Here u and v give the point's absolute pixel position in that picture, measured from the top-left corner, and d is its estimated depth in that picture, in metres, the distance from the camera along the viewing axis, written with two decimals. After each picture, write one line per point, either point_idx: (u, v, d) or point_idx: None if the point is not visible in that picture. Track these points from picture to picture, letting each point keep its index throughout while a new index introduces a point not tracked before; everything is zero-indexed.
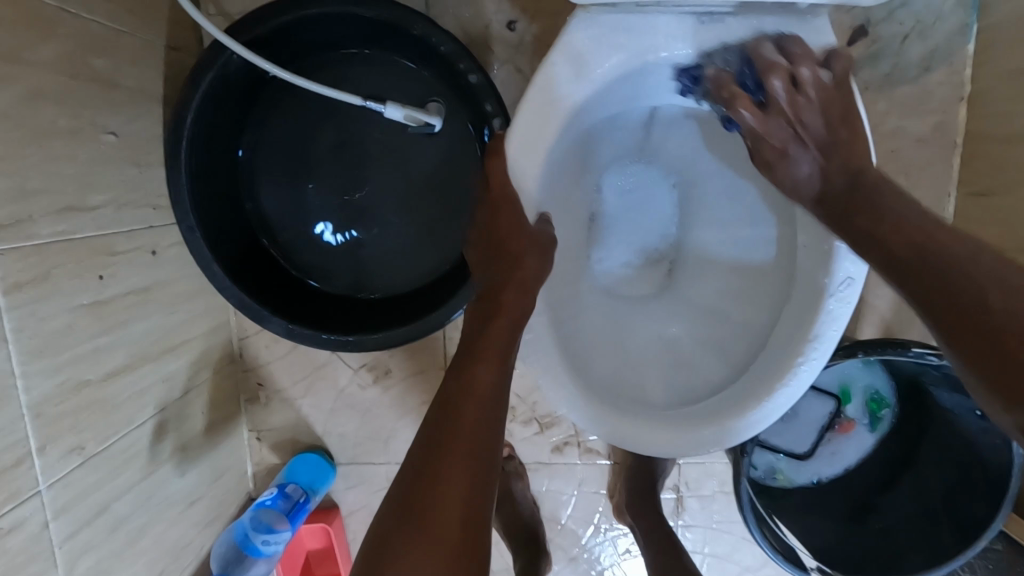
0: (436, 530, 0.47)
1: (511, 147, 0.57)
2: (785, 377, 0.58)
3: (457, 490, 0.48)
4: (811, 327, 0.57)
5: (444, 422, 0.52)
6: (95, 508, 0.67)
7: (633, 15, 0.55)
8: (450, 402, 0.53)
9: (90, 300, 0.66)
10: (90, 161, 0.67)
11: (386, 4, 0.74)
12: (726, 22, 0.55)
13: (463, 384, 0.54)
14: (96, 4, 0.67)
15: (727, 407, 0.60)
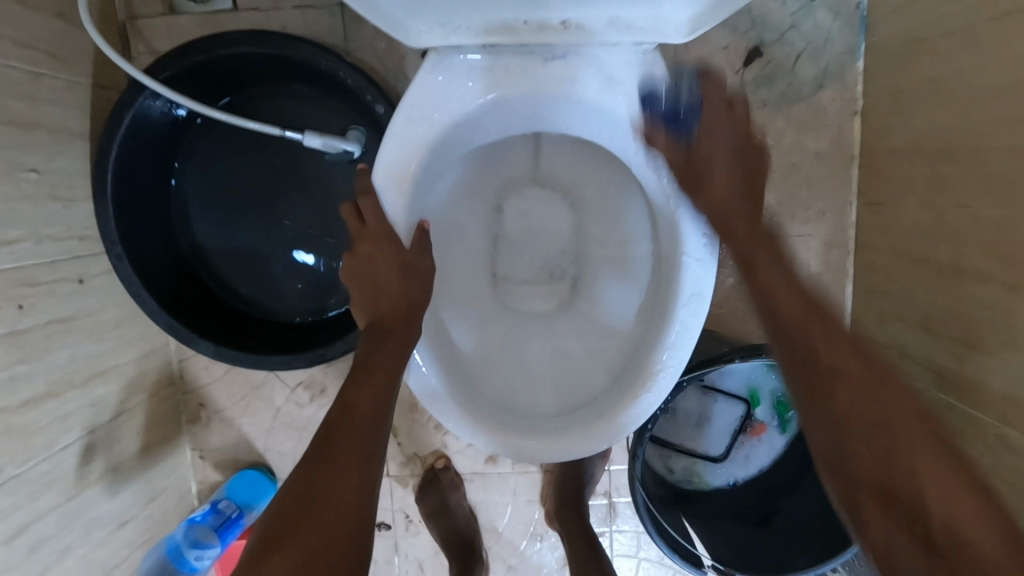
0: (325, 518, 0.47)
1: (379, 178, 0.61)
2: (651, 382, 0.62)
3: (347, 483, 0.50)
4: (666, 335, 0.62)
5: (335, 424, 0.54)
6: (14, 529, 0.70)
7: (482, 54, 0.59)
8: (344, 405, 0.55)
9: (7, 330, 0.70)
10: (8, 198, 0.71)
11: (292, 40, 0.80)
12: (571, 56, 0.59)
13: (357, 388, 0.56)
14: (11, 51, 0.71)
15: (599, 412, 0.64)
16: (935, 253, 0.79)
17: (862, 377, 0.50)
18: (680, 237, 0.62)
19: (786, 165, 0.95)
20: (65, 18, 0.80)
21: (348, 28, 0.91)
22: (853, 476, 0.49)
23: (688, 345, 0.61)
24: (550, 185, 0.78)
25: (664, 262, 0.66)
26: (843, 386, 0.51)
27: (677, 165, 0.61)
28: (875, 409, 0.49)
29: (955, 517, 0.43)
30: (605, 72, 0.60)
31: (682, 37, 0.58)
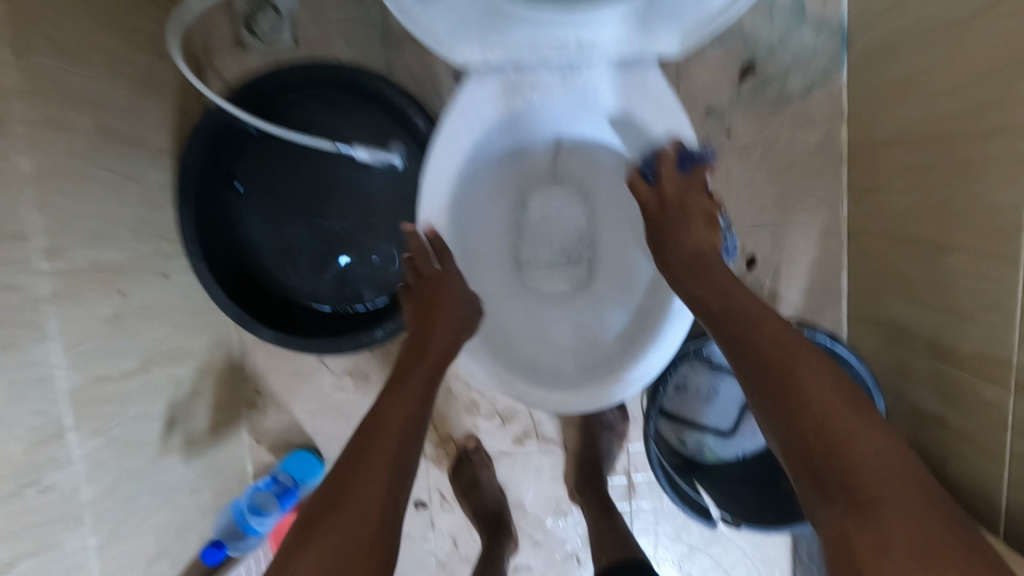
0: (347, 540, 0.54)
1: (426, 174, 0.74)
2: (659, 341, 0.73)
3: (373, 492, 0.57)
4: (670, 301, 0.73)
5: (367, 435, 0.62)
6: (114, 482, 0.82)
7: (511, 72, 0.72)
8: (376, 417, 0.64)
9: (112, 311, 0.83)
10: (113, 203, 0.85)
11: (350, 69, 0.94)
12: (583, 71, 0.71)
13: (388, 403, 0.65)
14: (118, 81, 0.87)
15: (613, 368, 0.74)
16: (914, 237, 0.89)
17: (832, 387, 0.57)
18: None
19: (780, 166, 1.05)
20: (156, 53, 0.96)
21: (390, 55, 1.05)
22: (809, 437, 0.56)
23: (690, 307, 0.72)
24: (564, 185, 0.91)
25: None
26: (805, 396, 0.57)
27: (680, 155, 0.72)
28: (846, 420, 0.55)
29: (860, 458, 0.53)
30: (612, 82, 0.72)
31: (674, 52, 0.70)
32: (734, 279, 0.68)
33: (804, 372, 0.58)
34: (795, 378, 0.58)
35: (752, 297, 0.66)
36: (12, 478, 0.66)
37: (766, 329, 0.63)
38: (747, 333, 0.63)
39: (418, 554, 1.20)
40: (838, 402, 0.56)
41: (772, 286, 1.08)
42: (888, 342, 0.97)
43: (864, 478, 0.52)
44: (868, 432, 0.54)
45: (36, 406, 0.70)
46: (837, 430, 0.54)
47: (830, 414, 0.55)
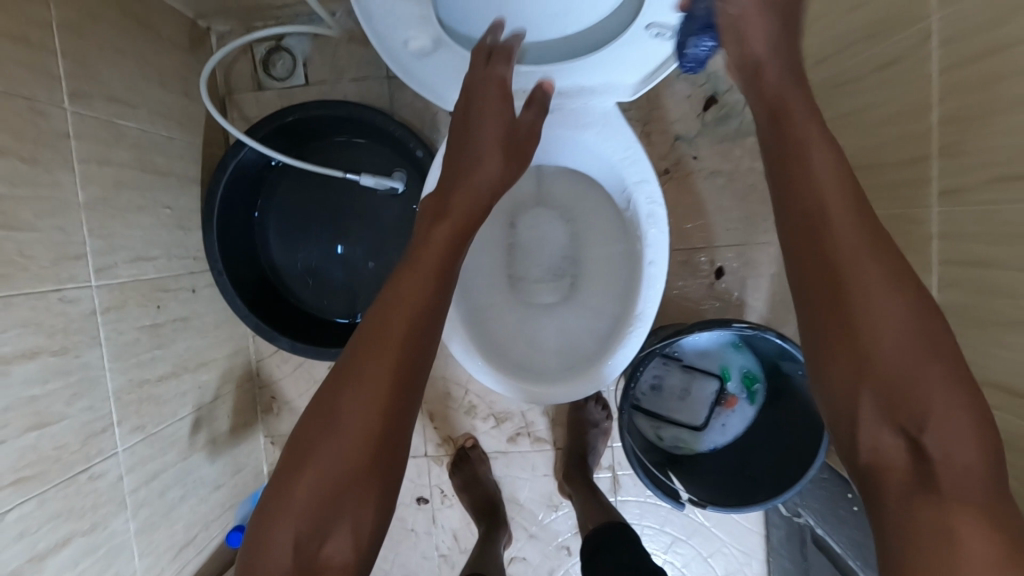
0: (352, 433, 0.56)
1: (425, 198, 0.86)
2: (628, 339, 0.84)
3: (373, 403, 0.56)
4: (636, 306, 0.84)
5: (368, 342, 0.59)
6: (151, 473, 0.93)
7: None
8: (378, 320, 0.60)
9: (150, 322, 0.95)
10: (151, 226, 0.97)
11: (354, 105, 1.06)
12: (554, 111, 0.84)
13: (391, 305, 0.61)
14: (156, 121, 1.00)
15: (590, 365, 0.86)
16: None
17: (918, 340, 0.50)
18: (638, 232, 0.86)
19: (743, 187, 1.18)
20: (187, 96, 1.09)
21: (393, 94, 1.18)
22: (876, 390, 0.50)
23: (652, 310, 0.83)
24: (549, 208, 1.02)
25: (634, 249, 0.88)
26: (890, 352, 0.50)
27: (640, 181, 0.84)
28: (925, 388, 0.49)
29: (932, 415, 0.48)
30: (580, 120, 0.84)
31: (629, 95, 0.83)
32: (841, 190, 0.56)
33: (888, 323, 0.51)
34: (883, 331, 0.51)
35: (854, 215, 0.55)
36: (70, 465, 0.77)
37: (866, 263, 0.53)
38: (843, 269, 0.53)
39: (421, 548, 1.29)
40: (926, 358, 0.50)
41: (740, 295, 1.19)
42: None
43: (942, 447, 0.48)
44: (944, 400, 0.49)
45: (89, 403, 0.81)
46: (910, 385, 0.49)
47: (909, 382, 0.49)
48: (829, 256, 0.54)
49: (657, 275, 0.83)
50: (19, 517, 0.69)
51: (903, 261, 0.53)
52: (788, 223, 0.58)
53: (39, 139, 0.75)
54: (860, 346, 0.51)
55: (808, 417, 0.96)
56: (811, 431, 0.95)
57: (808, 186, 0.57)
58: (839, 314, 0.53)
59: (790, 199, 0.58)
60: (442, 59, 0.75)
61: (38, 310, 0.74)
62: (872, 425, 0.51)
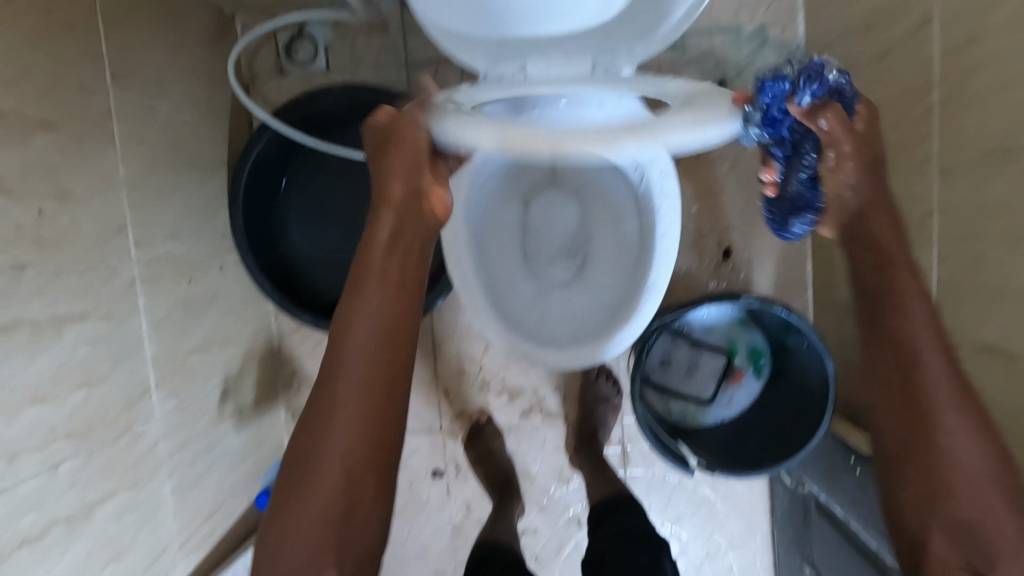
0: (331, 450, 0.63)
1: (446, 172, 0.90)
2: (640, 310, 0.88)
3: (347, 421, 0.64)
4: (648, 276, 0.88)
5: (326, 391, 0.65)
6: (184, 438, 0.98)
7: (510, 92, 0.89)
8: (331, 370, 0.66)
9: (182, 295, 0.99)
10: (182, 204, 1.02)
11: (377, 90, 1.10)
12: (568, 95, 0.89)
13: (342, 353, 0.66)
14: (186, 104, 1.04)
15: (602, 334, 0.91)
16: None
17: (986, 472, 0.62)
18: (650, 204, 0.90)
19: (749, 170, 1.21)
20: (214, 81, 1.13)
21: (410, 80, 1.22)
22: (942, 509, 0.62)
23: (664, 278, 0.88)
24: (561, 188, 1.05)
25: (646, 225, 0.92)
26: (954, 473, 0.63)
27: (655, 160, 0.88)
28: (986, 520, 0.61)
29: (990, 542, 0.60)
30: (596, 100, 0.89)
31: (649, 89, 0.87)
32: (931, 329, 0.68)
33: (959, 455, 0.63)
34: (953, 458, 0.63)
35: (943, 356, 0.67)
36: (114, 424, 0.81)
37: (948, 403, 0.65)
38: (929, 407, 0.65)
39: (436, 520, 1.34)
40: (986, 481, 0.62)
41: (746, 276, 1.23)
42: (842, 320, 1.12)
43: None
44: (998, 514, 0.61)
45: (130, 368, 0.85)
46: (963, 500, 0.62)
47: (976, 516, 0.61)
48: (917, 388, 0.66)
49: (669, 246, 0.88)
50: (70, 469, 0.74)
51: (986, 414, 0.64)
52: (886, 348, 0.69)
53: (83, 117, 0.80)
54: (932, 471, 0.63)
55: (811, 387, 1.00)
56: (814, 401, 0.99)
57: (889, 327, 0.69)
58: (914, 441, 0.65)
59: (875, 323, 0.71)
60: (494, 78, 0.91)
61: (84, 276, 0.78)
62: (938, 543, 0.62)
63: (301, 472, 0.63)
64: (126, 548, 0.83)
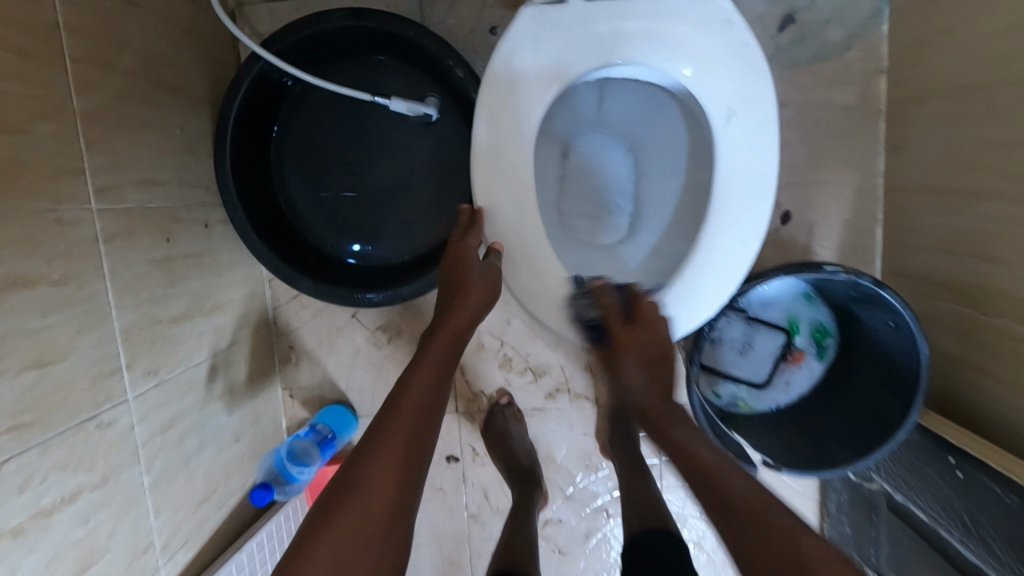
0: (365, 506, 0.53)
1: (487, 106, 0.73)
2: (689, 303, 0.73)
3: (387, 477, 0.56)
4: (730, 251, 0.72)
5: (384, 418, 0.60)
6: (166, 423, 0.83)
7: (580, 11, 0.70)
8: (392, 402, 0.62)
9: (160, 255, 0.83)
10: (159, 146, 0.85)
11: (385, 15, 0.92)
12: (653, 31, 0.69)
13: (404, 391, 0.63)
14: (161, 27, 0.87)
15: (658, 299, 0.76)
16: (955, 185, 0.88)
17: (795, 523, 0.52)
18: (748, 168, 0.70)
19: (816, 121, 1.05)
20: (196, 3, 0.95)
21: (425, 10, 1.05)
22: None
23: (732, 289, 0.73)
24: (608, 135, 0.90)
25: (706, 203, 0.74)
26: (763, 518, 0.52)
27: (755, 106, 0.69)
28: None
29: None
30: (688, 38, 0.69)
31: (745, 54, 0.68)
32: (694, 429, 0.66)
33: (772, 511, 0.53)
34: (770, 521, 0.52)
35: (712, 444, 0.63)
36: (75, 411, 0.67)
37: (736, 474, 0.58)
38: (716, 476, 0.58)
39: (451, 507, 1.22)
40: (806, 534, 0.51)
41: (806, 242, 1.08)
42: (918, 294, 0.98)
43: None
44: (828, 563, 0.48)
45: (96, 341, 0.70)
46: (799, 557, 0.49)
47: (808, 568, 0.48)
48: (700, 466, 0.61)
49: (760, 214, 0.71)
50: (17, 468, 0.59)
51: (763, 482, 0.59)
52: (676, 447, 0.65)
53: (26, 27, 0.63)
54: (752, 543, 0.52)
55: (893, 374, 0.86)
56: (897, 390, 0.85)
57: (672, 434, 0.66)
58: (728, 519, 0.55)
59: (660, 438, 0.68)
60: (556, 16, 0.70)
61: (32, 226, 0.62)
62: None
63: (341, 499, 0.54)
64: (99, 555, 0.70)
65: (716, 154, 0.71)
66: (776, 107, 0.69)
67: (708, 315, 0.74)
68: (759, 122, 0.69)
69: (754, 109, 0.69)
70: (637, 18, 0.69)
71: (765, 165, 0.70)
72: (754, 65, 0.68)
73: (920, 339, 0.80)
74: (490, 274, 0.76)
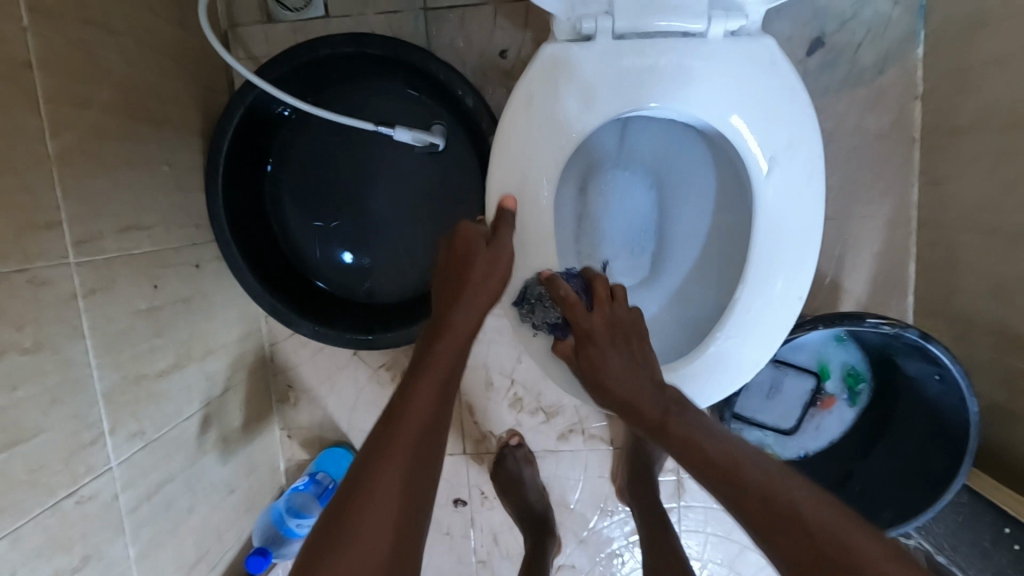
0: (361, 545, 0.47)
1: (502, 148, 0.67)
2: (726, 369, 0.68)
3: (384, 511, 0.50)
4: (769, 307, 0.67)
5: (379, 445, 0.53)
6: (152, 487, 0.77)
7: (605, 53, 0.64)
8: (388, 425, 0.55)
9: (145, 305, 0.77)
10: (145, 186, 0.79)
11: (392, 42, 0.85)
12: (688, 73, 0.63)
13: (402, 411, 0.56)
14: (148, 55, 0.80)
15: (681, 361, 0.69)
16: (1004, 224, 0.82)
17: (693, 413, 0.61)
18: (787, 220, 0.65)
19: (847, 148, 0.99)
20: (185, 26, 0.89)
21: (431, 32, 0.99)
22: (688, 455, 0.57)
23: (769, 351, 0.68)
24: (627, 170, 0.83)
25: (744, 255, 0.69)
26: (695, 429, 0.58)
27: (794, 157, 0.64)
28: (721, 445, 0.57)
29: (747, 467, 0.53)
30: (723, 81, 0.63)
31: (789, 101, 0.64)
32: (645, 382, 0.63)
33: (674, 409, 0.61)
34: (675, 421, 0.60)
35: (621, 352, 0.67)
36: (52, 489, 0.61)
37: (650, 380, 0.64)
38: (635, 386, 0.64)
39: (458, 552, 1.16)
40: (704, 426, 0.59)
41: (834, 276, 1.02)
42: (962, 336, 0.92)
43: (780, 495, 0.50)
44: (856, 539, 0.46)
45: (73, 410, 0.64)
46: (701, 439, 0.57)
47: (711, 445, 0.57)
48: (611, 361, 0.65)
49: (801, 272, 0.66)
50: None
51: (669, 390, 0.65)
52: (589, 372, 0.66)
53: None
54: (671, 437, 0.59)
55: (940, 429, 0.82)
56: (946, 446, 0.80)
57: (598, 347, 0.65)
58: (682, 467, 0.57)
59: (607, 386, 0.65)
60: (577, 60, 0.64)
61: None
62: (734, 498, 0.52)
63: (333, 539, 0.48)
64: None
65: (756, 205, 0.66)
66: (821, 159, 0.65)
67: (743, 379, 0.69)
68: (803, 173, 0.65)
69: (795, 157, 0.64)
70: (670, 58, 0.63)
71: (808, 220, 0.66)
72: (800, 111, 0.64)
73: (971, 400, 0.74)
74: (499, 255, 0.65)
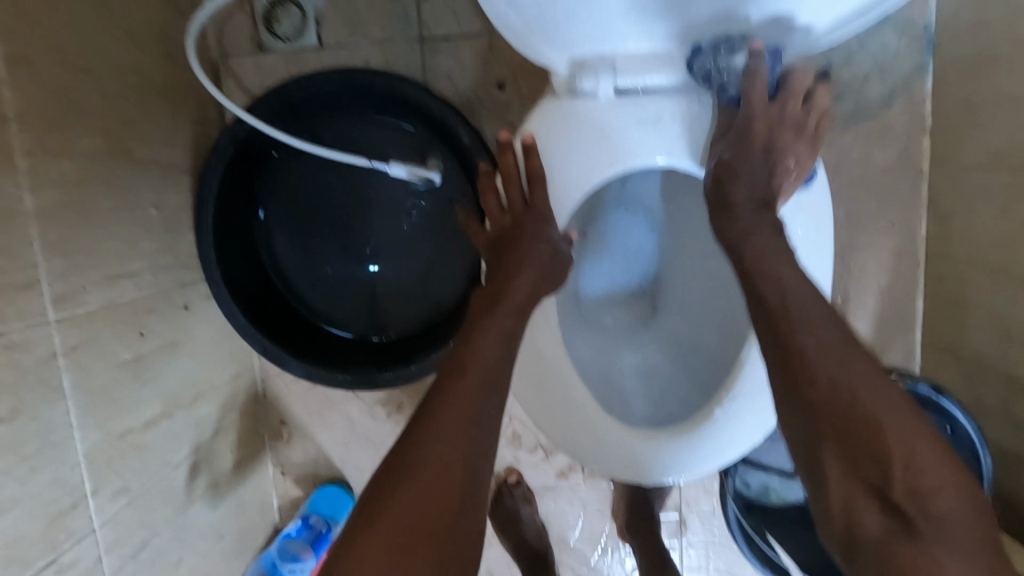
0: (429, 479, 0.51)
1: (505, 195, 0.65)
2: (731, 429, 0.67)
3: (452, 451, 0.53)
4: None
5: (443, 391, 0.56)
6: (138, 544, 0.74)
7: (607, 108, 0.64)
8: (450, 381, 0.57)
9: (131, 355, 0.75)
10: (130, 231, 0.76)
11: (386, 75, 0.83)
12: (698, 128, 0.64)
13: (465, 364, 0.58)
14: (134, 95, 0.78)
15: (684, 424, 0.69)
16: (1015, 267, 0.80)
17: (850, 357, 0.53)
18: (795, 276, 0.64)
19: (853, 182, 0.97)
20: (172, 60, 0.86)
21: (427, 62, 0.96)
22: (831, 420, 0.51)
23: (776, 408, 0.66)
24: (628, 213, 0.81)
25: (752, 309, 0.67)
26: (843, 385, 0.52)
27: (803, 213, 0.64)
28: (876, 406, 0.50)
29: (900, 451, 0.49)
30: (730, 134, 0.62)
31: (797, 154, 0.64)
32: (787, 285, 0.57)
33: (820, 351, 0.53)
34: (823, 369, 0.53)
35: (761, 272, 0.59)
36: (30, 561, 0.59)
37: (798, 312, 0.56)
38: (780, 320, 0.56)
39: None
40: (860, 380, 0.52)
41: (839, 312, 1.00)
42: (969, 377, 0.89)
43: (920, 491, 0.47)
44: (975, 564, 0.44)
45: (53, 475, 0.62)
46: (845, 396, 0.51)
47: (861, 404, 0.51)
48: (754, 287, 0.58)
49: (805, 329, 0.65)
50: None
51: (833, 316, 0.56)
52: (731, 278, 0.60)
53: None
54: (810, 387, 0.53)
55: None
56: None
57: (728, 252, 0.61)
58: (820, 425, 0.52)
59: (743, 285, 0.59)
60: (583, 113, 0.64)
61: None
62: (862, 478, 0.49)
63: (402, 472, 0.52)
64: None
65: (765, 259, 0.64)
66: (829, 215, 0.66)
67: (750, 439, 0.68)
68: (811, 229, 0.65)
69: (802, 210, 0.65)
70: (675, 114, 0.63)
71: (817, 277, 0.64)
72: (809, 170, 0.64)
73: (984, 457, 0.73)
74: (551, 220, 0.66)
